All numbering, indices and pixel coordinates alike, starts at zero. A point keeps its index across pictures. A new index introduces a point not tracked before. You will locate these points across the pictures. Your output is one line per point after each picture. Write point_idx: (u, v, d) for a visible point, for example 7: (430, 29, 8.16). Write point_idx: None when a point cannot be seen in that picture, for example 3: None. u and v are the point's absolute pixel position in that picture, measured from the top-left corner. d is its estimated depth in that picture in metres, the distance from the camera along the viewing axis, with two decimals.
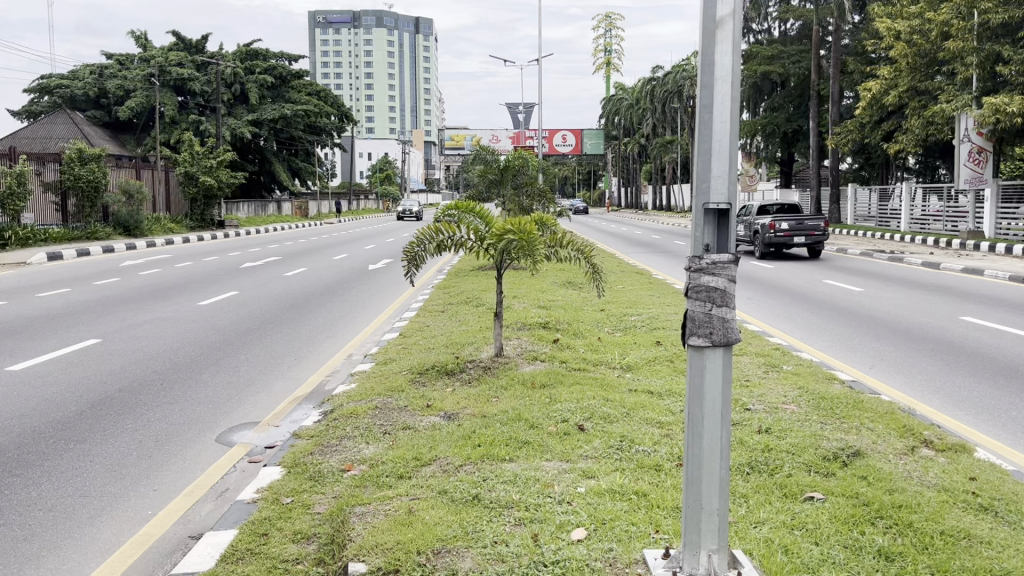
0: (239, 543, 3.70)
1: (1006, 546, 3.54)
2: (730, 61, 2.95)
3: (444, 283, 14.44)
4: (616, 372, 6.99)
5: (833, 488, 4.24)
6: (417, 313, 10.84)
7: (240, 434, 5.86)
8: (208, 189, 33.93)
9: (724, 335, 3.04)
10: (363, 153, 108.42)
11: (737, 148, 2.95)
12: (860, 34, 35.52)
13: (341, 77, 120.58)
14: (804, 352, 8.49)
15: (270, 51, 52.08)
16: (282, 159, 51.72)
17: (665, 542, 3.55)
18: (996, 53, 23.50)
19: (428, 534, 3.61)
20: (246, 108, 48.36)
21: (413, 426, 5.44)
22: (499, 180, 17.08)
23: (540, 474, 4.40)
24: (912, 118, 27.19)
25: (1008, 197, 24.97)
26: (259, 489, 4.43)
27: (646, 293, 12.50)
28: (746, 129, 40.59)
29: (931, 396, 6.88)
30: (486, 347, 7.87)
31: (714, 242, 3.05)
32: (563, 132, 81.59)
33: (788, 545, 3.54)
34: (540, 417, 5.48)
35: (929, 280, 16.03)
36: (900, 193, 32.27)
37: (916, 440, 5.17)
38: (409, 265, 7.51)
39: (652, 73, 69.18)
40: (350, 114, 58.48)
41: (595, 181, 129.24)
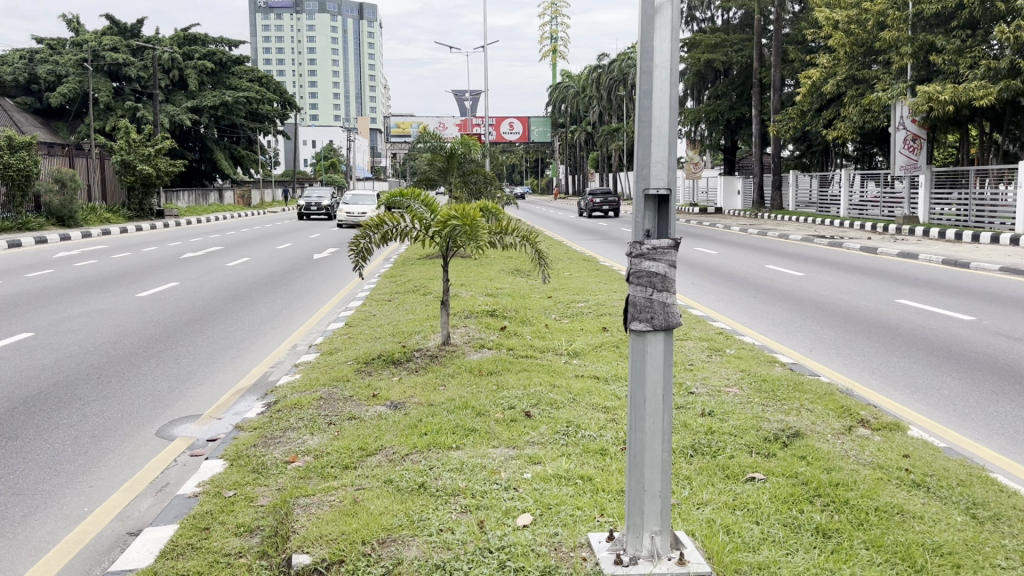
0: (179, 538, 3.63)
1: (936, 521, 3.66)
2: (669, 47, 2.97)
3: (392, 272, 14.37)
4: (563, 358, 7.05)
5: (774, 468, 4.33)
6: (364, 302, 10.73)
7: (181, 427, 5.76)
8: (146, 178, 33.03)
9: (664, 320, 3.07)
10: (307, 141, 106.77)
11: (676, 135, 2.98)
12: (800, 22, 36.10)
13: (284, 64, 118.69)
14: (747, 336, 8.63)
15: (209, 36, 50.88)
16: (223, 146, 50.75)
17: (610, 525, 3.60)
18: (929, 43, 23.93)
19: (374, 523, 3.59)
20: (186, 95, 47.32)
21: (359, 416, 5.40)
22: (445, 168, 16.92)
23: (487, 461, 4.41)
24: (850, 105, 27.78)
25: (941, 182, 25.61)
26: (199, 483, 4.35)
27: (593, 280, 12.59)
28: (690, 116, 41.07)
29: (870, 377, 7.06)
30: (433, 335, 7.83)
31: (654, 228, 3.08)
32: (509, 119, 81.93)
33: (729, 524, 3.60)
34: (487, 403, 5.48)
35: (867, 264, 16.44)
36: (839, 179, 33.03)
37: (853, 420, 5.31)
38: (356, 257, 7.43)
39: (598, 60, 69.47)
40: (293, 100, 57.43)
41: (543, 169, 129.78)
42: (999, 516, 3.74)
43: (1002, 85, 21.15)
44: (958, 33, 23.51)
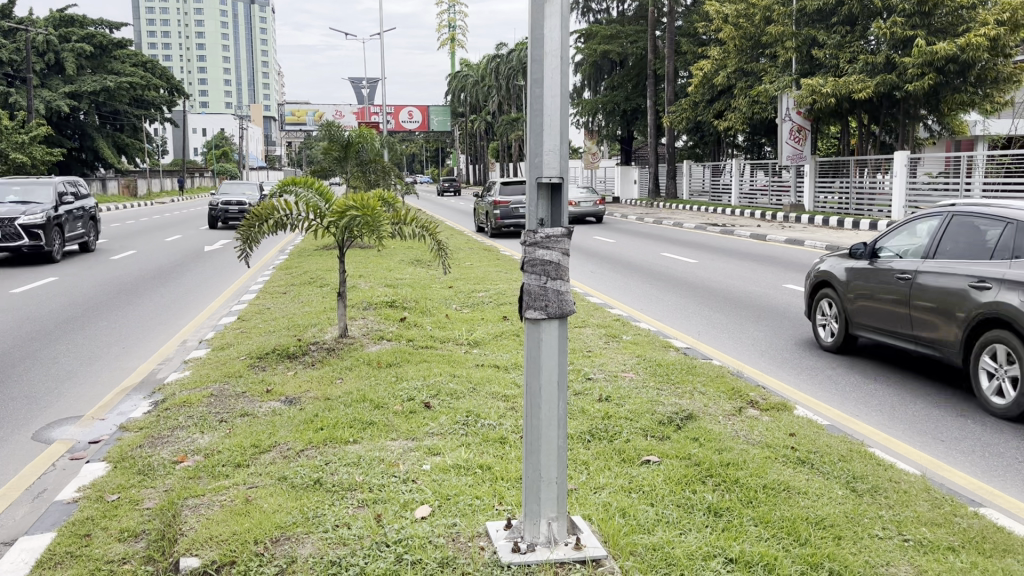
0: (58, 547, 3.44)
1: (820, 495, 3.83)
2: (559, 36, 2.96)
3: (287, 263, 14.08)
4: (463, 348, 7.02)
5: (668, 450, 4.43)
6: (258, 296, 10.39)
7: (60, 430, 5.46)
8: (20, 167, 31.22)
9: (559, 308, 3.07)
10: (197, 128, 102.91)
11: (567, 124, 2.99)
12: (692, 15, 36.93)
13: (171, 49, 114.14)
14: (642, 322, 8.80)
15: (87, 18, 48.37)
16: (105, 133, 48.49)
17: (508, 513, 3.61)
18: (812, 37, 25.02)
19: (266, 522, 3.49)
20: (61, 80, 44.95)
21: (252, 413, 5.24)
22: (342, 157, 16.66)
23: (386, 454, 4.35)
24: (739, 97, 28.70)
25: (824, 172, 26.95)
26: (80, 488, 4.13)
27: (494, 269, 12.58)
28: (587, 107, 41.59)
29: (759, 360, 7.31)
30: (330, 328, 7.69)
31: (548, 216, 3.08)
32: (409, 108, 81.38)
33: (624, 508, 3.66)
34: (385, 396, 5.41)
35: (756, 251, 17.01)
36: (729, 169, 34.12)
37: (743, 401, 5.50)
38: (244, 246, 7.18)
39: (497, 50, 69.23)
40: (180, 86, 55.10)
41: (444, 159, 129.00)
42: (876, 489, 3.94)
43: (878, 79, 22.25)
44: (838, 29, 24.39)
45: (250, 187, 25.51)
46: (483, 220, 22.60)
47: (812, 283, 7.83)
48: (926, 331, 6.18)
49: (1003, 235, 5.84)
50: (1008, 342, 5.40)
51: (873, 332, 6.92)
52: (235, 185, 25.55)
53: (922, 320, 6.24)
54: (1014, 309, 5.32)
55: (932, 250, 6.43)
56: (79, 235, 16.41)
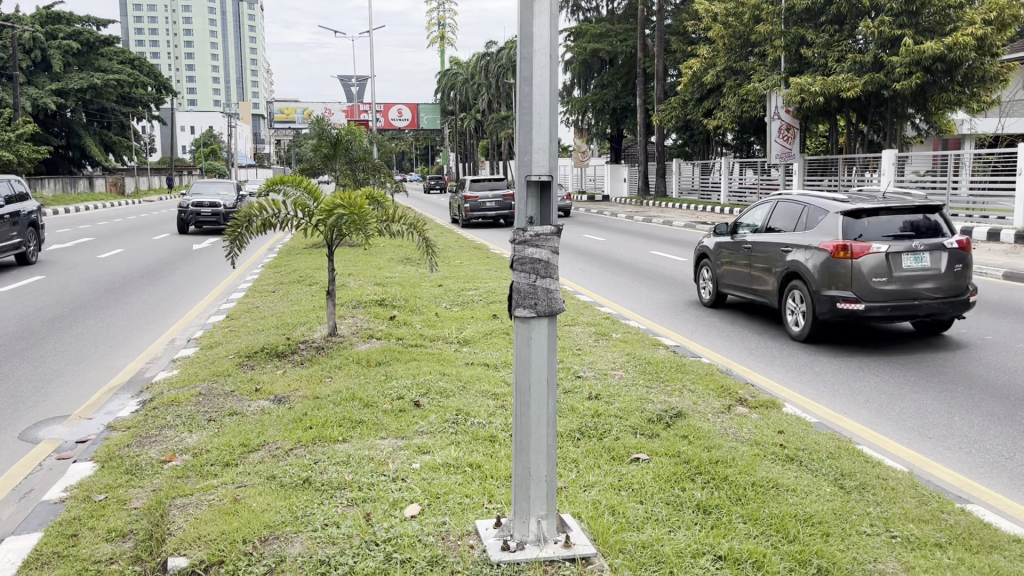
0: (45, 547, 3.42)
1: (808, 492, 3.84)
2: (548, 34, 2.96)
3: (275, 262, 14.02)
4: (453, 347, 7.01)
5: (657, 448, 4.43)
6: (246, 295, 10.35)
7: (47, 429, 5.43)
8: (7, 165, 30.99)
9: (548, 306, 3.08)
10: (185, 126, 102.37)
11: (556, 122, 2.99)
12: (681, 14, 36.98)
13: (158, 46, 113.50)
14: (632, 320, 8.83)
15: (74, 15, 48.06)
16: (93, 131, 48.23)
17: (498, 511, 3.61)
18: (800, 36, 25.08)
19: (255, 521, 3.48)
20: (48, 77, 44.67)
21: (241, 412, 5.22)
22: (331, 155, 16.62)
23: (375, 453, 4.34)
24: (729, 96, 28.78)
25: (813, 171, 27.14)
26: (67, 487, 4.11)
27: (484, 268, 12.59)
28: (577, 105, 41.57)
29: (747, 357, 7.35)
30: (320, 327, 7.67)
31: (537, 214, 3.08)
32: (398, 106, 81.20)
33: (614, 506, 3.67)
34: (374, 395, 5.40)
35: None
36: (718, 168, 34.22)
37: (732, 399, 5.52)
38: (233, 245, 7.14)
39: (486, 48, 69.14)
40: (168, 84, 54.78)
41: (434, 157, 128.75)
42: (864, 486, 3.96)
43: (866, 78, 22.36)
44: (827, 28, 24.49)
45: (225, 186, 22.85)
46: (457, 214, 25.68)
47: (698, 254, 10.30)
48: (760, 285, 8.76)
49: (806, 213, 8.39)
50: (803, 287, 7.95)
51: (737, 291, 9.40)
52: (209, 184, 22.85)
53: (757, 277, 8.82)
54: (803, 265, 7.87)
55: (767, 226, 9.00)
56: (12, 246, 13.55)
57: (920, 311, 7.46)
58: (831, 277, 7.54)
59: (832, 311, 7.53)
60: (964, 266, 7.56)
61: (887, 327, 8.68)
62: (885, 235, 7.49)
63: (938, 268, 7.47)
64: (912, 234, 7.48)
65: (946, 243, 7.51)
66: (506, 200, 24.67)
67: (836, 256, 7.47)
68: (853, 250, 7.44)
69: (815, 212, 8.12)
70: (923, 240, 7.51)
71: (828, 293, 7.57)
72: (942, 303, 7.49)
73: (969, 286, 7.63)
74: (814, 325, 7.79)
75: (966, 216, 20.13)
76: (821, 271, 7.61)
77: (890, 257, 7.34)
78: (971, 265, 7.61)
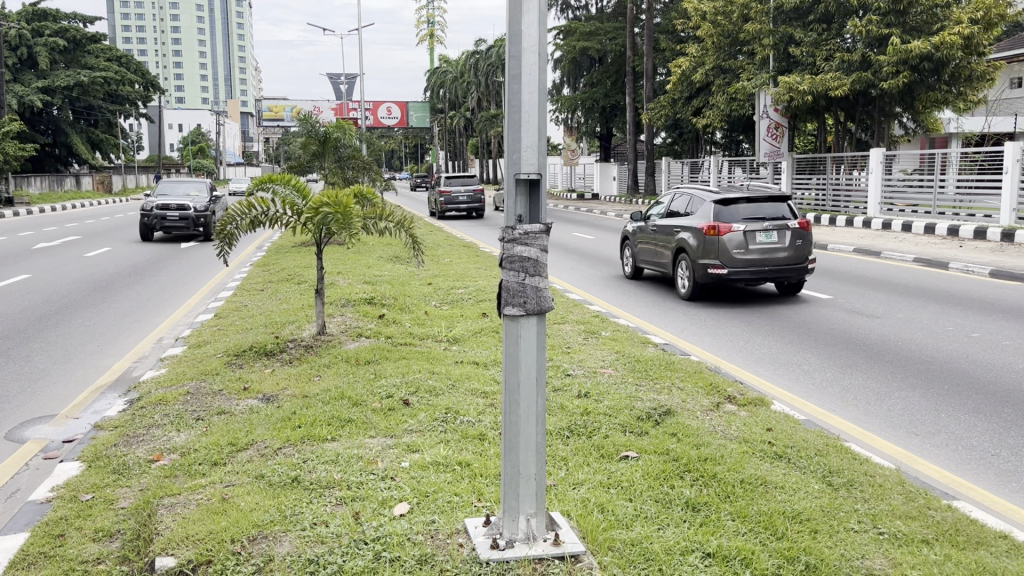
0: (31, 547, 3.40)
1: (796, 489, 3.85)
2: (537, 32, 2.96)
3: (264, 260, 13.95)
4: (442, 345, 7.00)
5: (646, 446, 4.44)
6: (234, 293, 10.32)
7: (34, 429, 5.39)
8: None
9: (537, 304, 3.08)
10: (173, 124, 101.84)
11: (545, 120, 3.00)
12: (670, 12, 37.02)
13: (146, 44, 112.85)
14: (621, 319, 8.85)
15: (61, 12, 47.73)
16: (79, 129, 47.96)
17: (487, 509, 3.61)
18: (789, 35, 25.12)
19: (244, 520, 3.47)
20: (34, 75, 44.34)
21: (229, 410, 5.21)
22: (320, 152, 16.57)
23: (364, 452, 4.33)
24: (717, 95, 28.82)
25: (802, 169, 27.27)
26: (54, 487, 4.08)
27: (473, 266, 12.59)
28: (566, 104, 41.52)
29: (736, 355, 7.37)
30: (308, 325, 7.65)
31: (526, 212, 3.07)
32: (387, 104, 81.02)
33: (603, 503, 3.67)
34: (363, 393, 5.39)
35: None
36: (707, 166, 34.31)
37: (721, 396, 5.53)
38: (221, 243, 7.11)
39: (476, 46, 69.00)
40: (155, 81, 54.42)
41: (423, 155, 128.51)
42: (852, 483, 3.98)
43: (854, 77, 22.45)
44: (815, 27, 24.57)
45: (194, 185, 20.10)
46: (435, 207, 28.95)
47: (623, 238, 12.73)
48: (662, 258, 11.20)
49: (691, 201, 10.93)
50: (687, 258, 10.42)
51: (648, 266, 11.83)
52: (175, 184, 20.11)
53: (660, 253, 11.33)
54: (686, 241, 10.36)
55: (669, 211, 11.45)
56: None
57: (769, 274, 9.97)
58: (704, 249, 10.03)
59: (705, 275, 10.04)
60: (805, 241, 10.08)
61: (758, 290, 11.24)
62: (742, 217, 10.00)
63: (784, 242, 9.99)
64: (763, 217, 10.03)
65: (790, 224, 10.04)
66: (476, 194, 27.93)
67: (707, 234, 9.95)
68: (719, 228, 9.94)
69: (697, 200, 10.62)
70: (772, 221, 10.05)
71: (702, 261, 10.07)
72: (787, 268, 10.01)
73: (809, 255, 10.16)
74: (694, 286, 10.30)
75: (953, 214, 20.24)
76: (698, 245, 10.07)
77: (746, 233, 9.86)
78: (811, 240, 10.14)
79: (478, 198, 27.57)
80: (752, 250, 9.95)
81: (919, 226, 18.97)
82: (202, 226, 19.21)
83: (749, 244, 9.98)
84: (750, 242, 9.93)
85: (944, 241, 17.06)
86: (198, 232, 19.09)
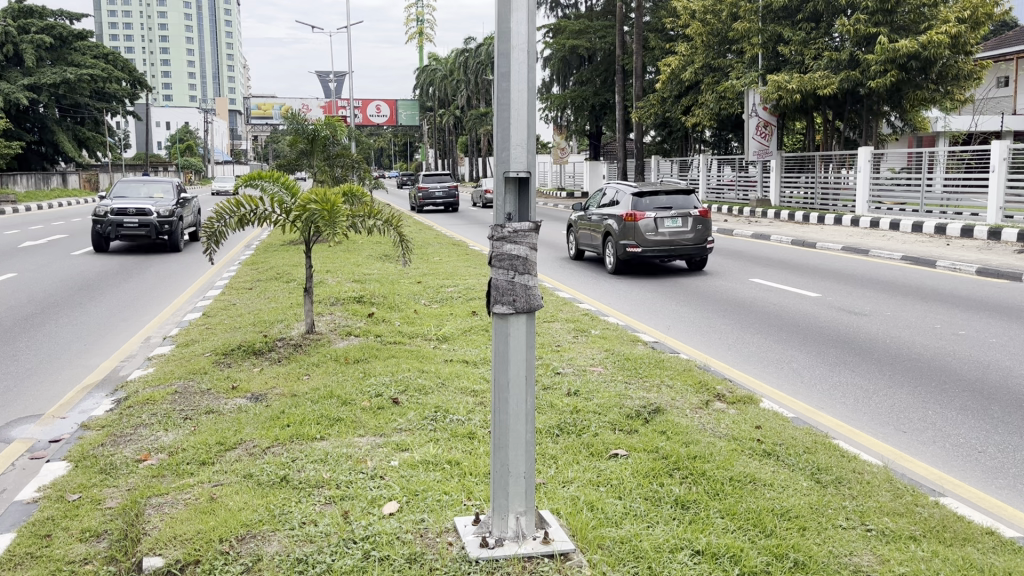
0: (17, 547, 3.38)
1: (784, 486, 3.87)
2: (525, 30, 2.95)
3: (253, 259, 13.88)
4: (432, 344, 7.00)
5: (635, 444, 4.45)
6: (222, 292, 10.29)
7: (20, 429, 5.35)
8: None
9: (526, 302, 3.07)
10: (161, 122, 101.29)
11: (533, 118, 2.99)
12: (660, 11, 37.07)
13: (133, 41, 112.22)
14: (610, 317, 8.86)
15: (47, 9, 47.43)
16: (65, 127, 47.68)
17: (476, 508, 3.61)
18: (777, 34, 25.18)
19: (232, 520, 3.45)
20: (20, 72, 44.03)
21: (217, 409, 5.19)
22: (309, 150, 16.51)
23: (353, 451, 4.31)
24: (707, 93, 28.88)
25: (790, 168, 27.31)
26: (40, 487, 4.05)
27: (463, 265, 12.58)
28: (556, 102, 41.41)
29: (724, 353, 7.39)
30: (297, 324, 7.62)
31: (516, 210, 3.07)
32: (376, 102, 80.85)
33: (592, 501, 3.68)
34: (352, 392, 5.37)
35: (724, 246, 17.12)
36: (696, 164, 34.39)
37: (710, 394, 5.54)
38: (210, 242, 7.09)
39: (465, 44, 68.90)
40: (142, 79, 54.11)
41: (413, 153, 128.26)
42: (840, 479, 4.00)
43: (842, 76, 22.55)
44: (804, 25, 24.65)
45: (158, 185, 16.96)
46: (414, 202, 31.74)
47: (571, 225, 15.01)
48: (596, 241, 13.52)
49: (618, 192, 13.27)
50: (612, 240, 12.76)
51: (589, 248, 14.17)
52: (137, 184, 16.98)
53: (595, 236, 13.62)
54: (611, 225, 12.69)
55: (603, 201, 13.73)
56: None
57: (676, 252, 12.31)
58: (624, 232, 12.35)
59: (625, 253, 12.36)
60: (706, 225, 12.41)
61: (674, 267, 13.64)
62: (655, 207, 12.31)
63: (688, 227, 12.32)
64: (670, 206, 12.37)
65: (693, 212, 12.35)
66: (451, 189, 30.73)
67: (626, 220, 12.27)
68: (634, 215, 12.27)
69: (621, 192, 12.92)
70: (678, 209, 12.38)
71: (622, 241, 12.42)
72: (692, 247, 12.35)
73: (710, 237, 12.51)
74: (617, 261, 12.61)
75: (940, 213, 20.34)
76: (618, 229, 12.44)
77: (656, 220, 12.18)
78: (711, 225, 12.47)
79: (453, 194, 30.29)
80: (662, 233, 12.28)
81: (907, 224, 19.07)
82: (166, 235, 16.15)
83: (660, 228, 12.30)
84: (660, 226, 12.25)
85: (932, 239, 17.13)
86: (161, 240, 16.03)
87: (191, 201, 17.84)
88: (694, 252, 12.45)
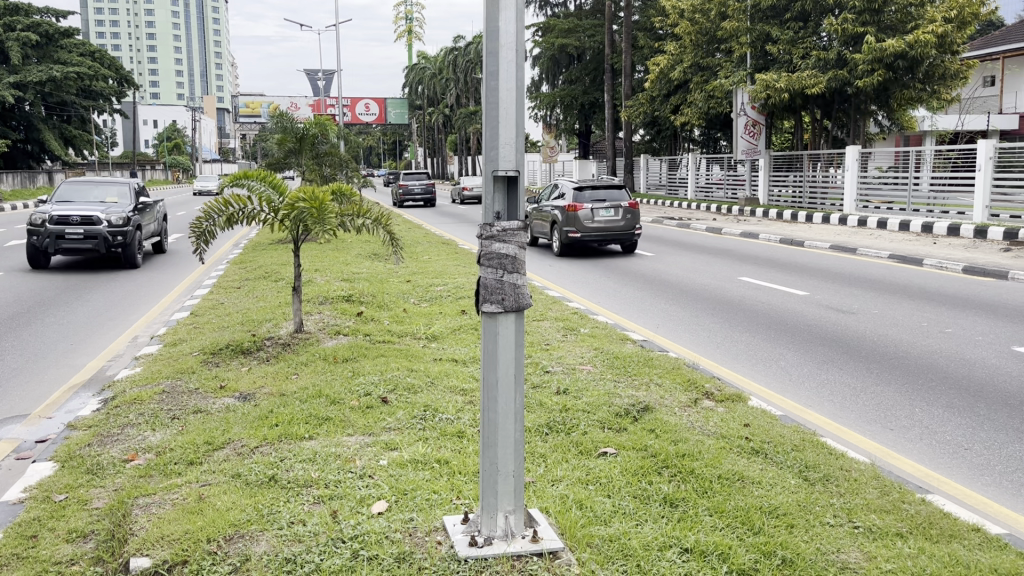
0: (3, 548, 3.35)
1: (773, 484, 3.89)
2: (514, 28, 2.95)
3: (241, 258, 13.81)
4: (421, 343, 6.98)
5: (625, 442, 4.45)
6: (210, 291, 10.24)
7: (5, 430, 5.31)
8: None
9: (515, 301, 3.07)
10: (148, 120, 100.72)
11: (522, 116, 3.00)
12: (648, 10, 37.10)
13: (120, 39, 111.56)
14: (600, 315, 8.88)
15: (33, 6, 47.09)
16: (52, 125, 47.38)
17: (465, 507, 3.61)
18: (766, 33, 25.22)
19: (220, 520, 3.44)
20: (6, 70, 43.68)
21: (205, 409, 5.16)
22: (297, 149, 16.43)
23: (342, 450, 4.30)
24: (696, 92, 28.91)
25: (779, 166, 27.36)
26: (26, 488, 4.03)
27: (452, 263, 12.57)
28: (545, 101, 41.32)
29: (713, 351, 7.42)
30: (285, 323, 7.59)
31: (504, 209, 3.07)
32: (365, 101, 80.64)
33: (581, 500, 3.68)
34: (341, 392, 5.36)
35: (712, 244, 17.15)
36: (685, 163, 34.46)
37: (698, 392, 5.56)
38: (198, 240, 7.06)
39: (454, 42, 68.78)
40: (130, 77, 53.78)
41: (402, 152, 128.00)
42: (828, 477, 4.02)
43: (830, 75, 22.63)
44: (792, 24, 24.73)
45: (114, 187, 14.31)
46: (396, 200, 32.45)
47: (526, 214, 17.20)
48: (544, 229, 15.75)
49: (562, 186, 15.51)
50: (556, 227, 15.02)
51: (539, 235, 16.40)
52: (86, 186, 14.27)
53: (544, 224, 15.88)
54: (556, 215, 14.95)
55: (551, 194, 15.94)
56: None
57: (609, 238, 14.62)
58: (566, 220, 14.62)
59: (566, 238, 14.63)
60: (634, 215, 14.74)
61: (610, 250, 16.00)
62: (592, 199, 14.59)
63: (619, 216, 14.64)
64: (604, 198, 14.68)
65: (624, 204, 14.67)
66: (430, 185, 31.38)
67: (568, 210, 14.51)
68: (574, 206, 14.55)
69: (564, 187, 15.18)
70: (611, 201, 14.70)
71: (564, 228, 14.70)
72: (623, 233, 14.68)
73: (637, 224, 14.83)
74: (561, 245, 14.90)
75: (927, 211, 20.44)
76: (562, 218, 14.68)
77: (593, 210, 14.48)
78: (637, 214, 14.84)
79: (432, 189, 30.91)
80: (598, 222, 14.57)
81: (894, 223, 19.17)
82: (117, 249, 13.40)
83: (596, 218, 14.59)
84: (596, 215, 14.58)
85: (919, 238, 17.21)
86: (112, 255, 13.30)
87: (152, 206, 15.18)
88: (624, 237, 14.80)
